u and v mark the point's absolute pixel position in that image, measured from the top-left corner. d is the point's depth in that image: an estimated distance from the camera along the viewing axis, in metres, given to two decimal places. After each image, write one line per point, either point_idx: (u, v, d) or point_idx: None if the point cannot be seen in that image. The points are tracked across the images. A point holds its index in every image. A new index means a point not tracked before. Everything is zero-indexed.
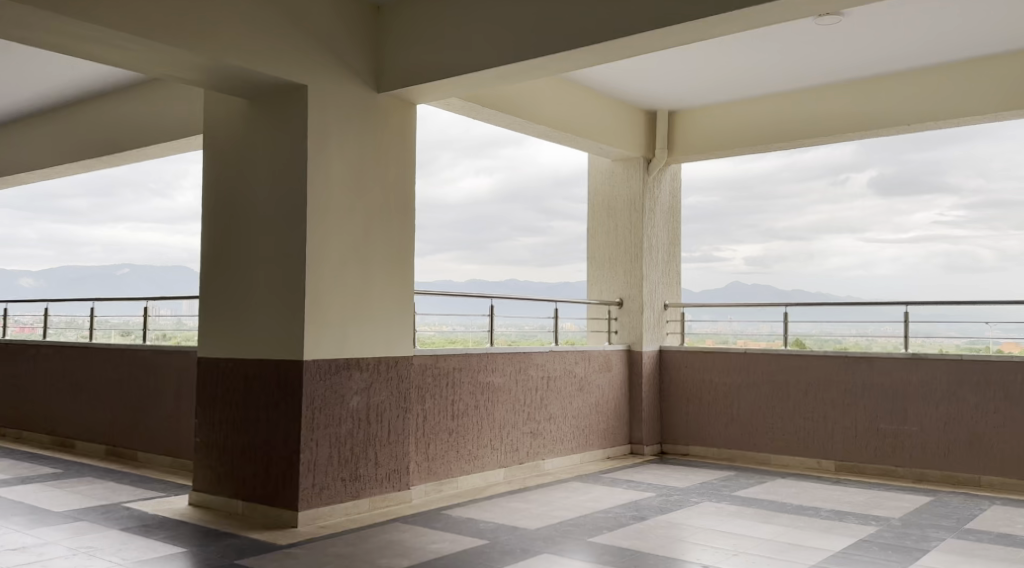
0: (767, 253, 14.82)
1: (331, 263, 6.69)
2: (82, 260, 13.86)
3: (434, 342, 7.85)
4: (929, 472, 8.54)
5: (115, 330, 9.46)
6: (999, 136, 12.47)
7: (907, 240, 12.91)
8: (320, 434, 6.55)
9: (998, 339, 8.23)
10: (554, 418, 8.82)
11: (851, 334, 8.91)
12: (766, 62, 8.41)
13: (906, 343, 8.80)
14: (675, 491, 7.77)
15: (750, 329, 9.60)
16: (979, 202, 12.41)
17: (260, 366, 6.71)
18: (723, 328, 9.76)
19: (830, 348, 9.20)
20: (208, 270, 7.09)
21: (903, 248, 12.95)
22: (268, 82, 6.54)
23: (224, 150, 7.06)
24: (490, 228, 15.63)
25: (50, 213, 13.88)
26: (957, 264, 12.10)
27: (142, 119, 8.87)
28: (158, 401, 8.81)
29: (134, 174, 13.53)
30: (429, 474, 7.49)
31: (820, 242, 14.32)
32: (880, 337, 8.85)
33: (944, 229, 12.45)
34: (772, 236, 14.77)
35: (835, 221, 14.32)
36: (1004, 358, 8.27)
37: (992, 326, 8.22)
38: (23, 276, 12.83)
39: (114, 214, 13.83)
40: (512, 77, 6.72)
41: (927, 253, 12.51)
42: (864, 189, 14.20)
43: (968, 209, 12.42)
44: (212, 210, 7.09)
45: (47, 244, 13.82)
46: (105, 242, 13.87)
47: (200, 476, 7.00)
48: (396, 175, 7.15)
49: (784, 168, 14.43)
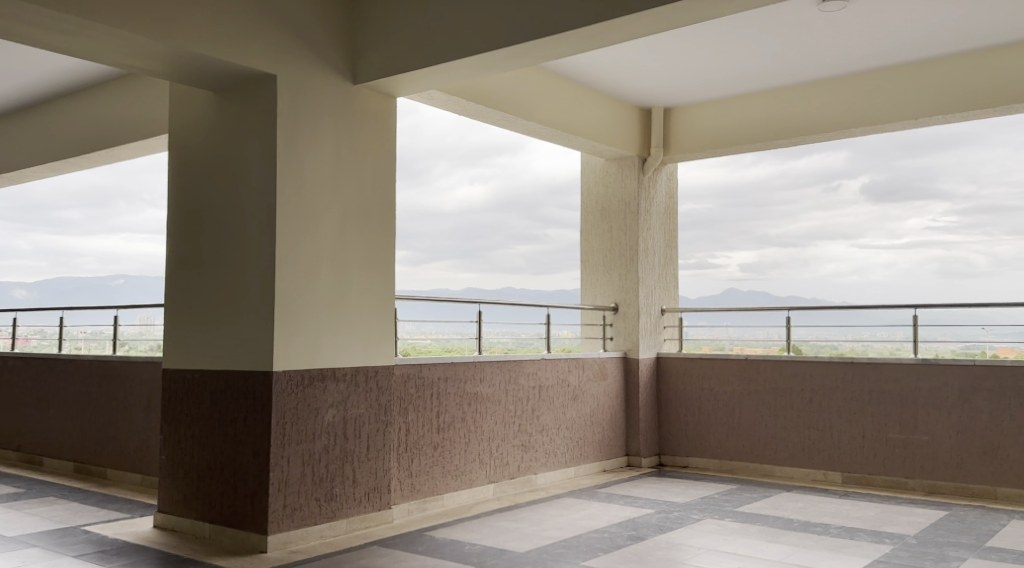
0: (762, 261, 14.23)
1: (304, 263, 6.24)
2: (71, 270, 13.10)
3: (432, 351, 7.40)
4: (941, 484, 8.09)
5: (109, 340, 8.69)
6: (992, 142, 11.99)
7: (902, 245, 12.38)
8: (292, 451, 6.09)
9: (995, 344, 7.77)
10: (546, 429, 8.35)
11: (847, 339, 8.58)
12: (766, 51, 7.99)
13: (899, 348, 8.40)
14: (674, 507, 7.30)
15: (747, 336, 9.13)
16: (969, 207, 12.19)
17: (228, 378, 6.25)
18: (719, 334, 9.31)
19: (826, 353, 8.78)
20: (173, 273, 6.64)
21: (897, 253, 12.39)
22: (235, 72, 6.09)
23: (190, 147, 6.61)
24: (488, 236, 15.22)
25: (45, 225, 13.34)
26: (952, 270, 11.64)
27: (113, 117, 8.44)
28: (126, 415, 8.35)
29: (127, 183, 12.90)
30: (412, 491, 7.02)
31: (815, 249, 13.74)
32: (876, 342, 8.48)
33: (938, 234, 12.00)
34: (765, 243, 14.32)
35: (827, 228, 13.79)
36: (997, 362, 7.94)
37: (988, 331, 7.77)
38: (16, 289, 12.19)
39: (108, 225, 13.00)
40: (496, 66, 6.28)
41: (922, 258, 11.96)
42: (856, 196, 13.75)
43: (960, 215, 12.20)
44: (177, 210, 6.64)
45: (41, 257, 13.26)
46: (100, 253, 12.98)
47: (166, 497, 6.52)
48: (374, 173, 6.70)
49: (778, 174, 14.27)
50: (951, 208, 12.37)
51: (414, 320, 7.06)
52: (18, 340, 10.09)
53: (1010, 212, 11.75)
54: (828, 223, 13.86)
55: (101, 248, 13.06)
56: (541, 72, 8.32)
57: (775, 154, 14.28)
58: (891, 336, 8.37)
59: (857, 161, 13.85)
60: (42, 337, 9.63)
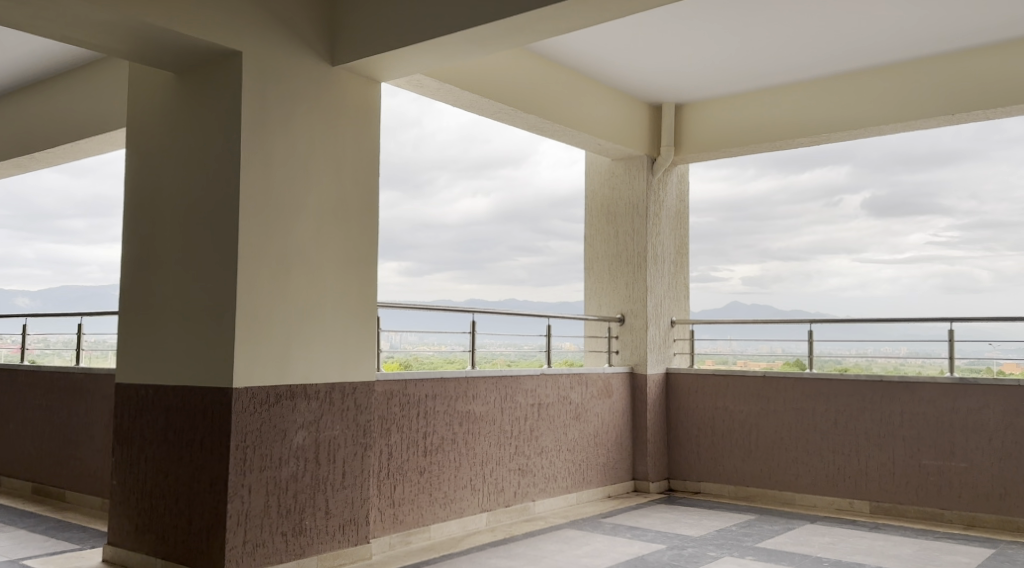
0: (765, 273, 13.37)
1: (269, 264, 5.52)
2: (76, 281, 11.61)
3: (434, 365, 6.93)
4: (981, 516, 7.34)
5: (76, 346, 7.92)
6: (992, 156, 11.24)
7: (902, 260, 11.79)
8: (254, 479, 5.37)
9: (998, 361, 7.30)
10: (546, 452, 7.62)
11: (851, 355, 8.00)
12: (789, 36, 7.27)
13: (903, 364, 7.87)
14: (687, 542, 6.56)
15: (750, 349, 8.52)
16: (970, 223, 11.44)
17: (184, 394, 5.53)
18: (722, 347, 8.74)
19: (827, 369, 8.26)
20: (127, 277, 5.92)
21: (898, 268, 11.79)
22: (195, 48, 5.40)
23: (148, 135, 5.91)
24: (491, 246, 14.50)
25: (49, 234, 11.95)
26: (955, 285, 11.04)
27: (78, 106, 7.73)
28: (87, 433, 7.61)
29: None
30: (394, 523, 6.30)
31: (818, 263, 12.96)
32: (879, 358, 7.87)
33: (941, 249, 11.34)
34: (767, 257, 13.42)
35: (830, 242, 13.02)
36: (1005, 381, 7.34)
37: (993, 347, 7.30)
38: (19, 297, 10.46)
39: (112, 235, 11.69)
40: (491, 42, 5.58)
41: (923, 274, 11.31)
42: (856, 211, 12.86)
43: (961, 230, 11.43)
44: (133, 204, 5.93)
45: (45, 265, 11.79)
46: (100, 262, 11.65)
47: (116, 528, 5.80)
48: (353, 165, 5.99)
49: (779, 189, 13.60)
50: (952, 223, 11.59)
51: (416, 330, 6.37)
52: (26, 349, 8.52)
53: (1015, 227, 11.06)
54: (830, 237, 13.04)
55: (101, 258, 11.73)
56: (538, 59, 7.61)
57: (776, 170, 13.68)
58: (920, 352, 7.66)
59: (860, 174, 13.09)
60: (46, 347, 8.20)
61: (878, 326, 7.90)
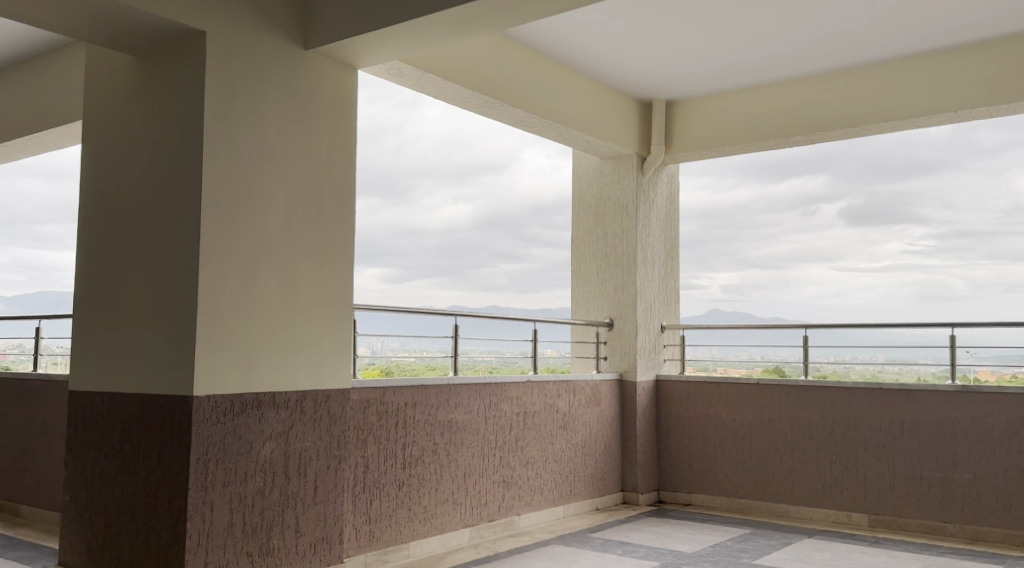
0: (743, 281, 13.21)
1: (235, 261, 5.12)
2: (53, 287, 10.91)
3: (416, 372, 6.69)
4: (985, 531, 7.02)
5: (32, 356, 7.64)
6: (963, 168, 11.23)
7: (879, 268, 11.95)
8: (216, 495, 4.96)
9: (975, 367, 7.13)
10: (532, 463, 7.23)
11: (829, 362, 7.75)
12: (788, 28, 6.92)
13: (880, 371, 7.55)
14: (681, 559, 6.20)
15: (730, 356, 8.28)
16: (944, 232, 11.32)
17: (141, 403, 5.10)
18: (702, 354, 8.51)
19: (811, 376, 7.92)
20: (82, 273, 5.50)
21: (875, 277, 11.93)
22: (153, 27, 4.99)
23: (106, 122, 5.49)
24: (474, 254, 14.31)
25: (25, 239, 11.20)
26: (932, 294, 11.04)
27: (34, 97, 7.33)
28: (43, 444, 7.17)
29: None
30: (370, 540, 5.90)
31: (796, 271, 12.96)
32: (857, 365, 7.60)
33: (914, 258, 11.53)
34: (746, 265, 13.26)
35: (807, 250, 12.99)
36: (1004, 390, 7.04)
37: (973, 353, 7.11)
38: None
39: None
40: (473, 24, 5.20)
41: (902, 283, 11.57)
42: (833, 219, 12.91)
43: (937, 239, 11.31)
44: (90, 196, 5.51)
45: (19, 270, 10.99)
46: None
47: (68, 548, 5.37)
48: (328, 158, 5.60)
49: (756, 198, 13.46)
50: (927, 232, 11.49)
51: (397, 336, 6.03)
52: None
53: (986, 237, 10.82)
54: (808, 246, 13.01)
55: None
56: (522, 50, 7.26)
57: (754, 177, 13.47)
58: (898, 359, 7.40)
59: (838, 184, 12.94)
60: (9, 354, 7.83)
61: (866, 332, 7.57)
